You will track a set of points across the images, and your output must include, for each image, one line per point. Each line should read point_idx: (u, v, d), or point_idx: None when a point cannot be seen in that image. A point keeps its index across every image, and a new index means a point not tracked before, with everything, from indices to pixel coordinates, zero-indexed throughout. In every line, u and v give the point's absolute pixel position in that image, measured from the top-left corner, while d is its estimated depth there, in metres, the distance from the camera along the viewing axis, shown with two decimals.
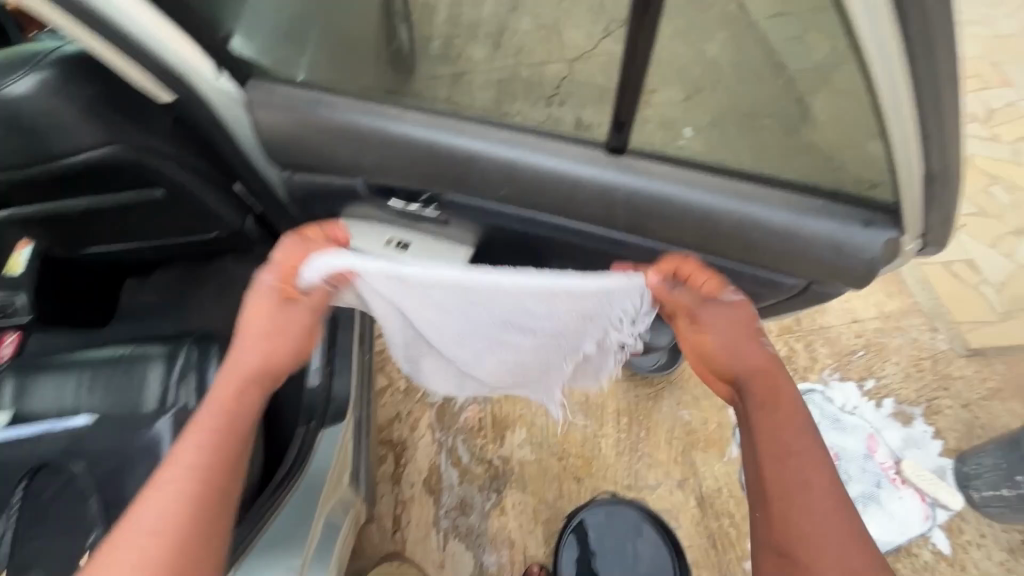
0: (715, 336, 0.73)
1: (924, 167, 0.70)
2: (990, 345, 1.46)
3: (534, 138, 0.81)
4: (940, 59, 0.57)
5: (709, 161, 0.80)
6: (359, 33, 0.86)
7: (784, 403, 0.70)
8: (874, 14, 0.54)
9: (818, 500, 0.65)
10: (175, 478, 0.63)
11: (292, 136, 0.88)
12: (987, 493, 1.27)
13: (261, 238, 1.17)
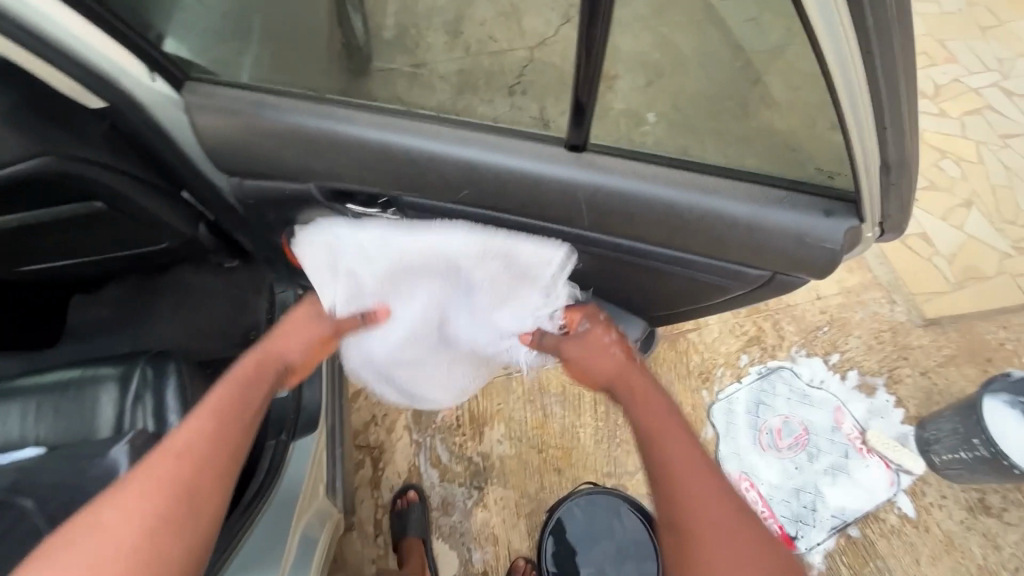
0: (583, 357, 0.93)
1: (883, 159, 0.65)
2: (944, 315, 1.53)
3: (494, 138, 0.76)
4: (901, 52, 0.52)
5: (669, 156, 0.75)
6: (304, 29, 0.83)
7: (648, 398, 0.87)
8: (834, 23, 0.50)
9: (694, 469, 0.76)
10: (206, 422, 0.74)
11: (239, 142, 0.83)
12: (946, 456, 1.29)
13: (215, 248, 1.16)
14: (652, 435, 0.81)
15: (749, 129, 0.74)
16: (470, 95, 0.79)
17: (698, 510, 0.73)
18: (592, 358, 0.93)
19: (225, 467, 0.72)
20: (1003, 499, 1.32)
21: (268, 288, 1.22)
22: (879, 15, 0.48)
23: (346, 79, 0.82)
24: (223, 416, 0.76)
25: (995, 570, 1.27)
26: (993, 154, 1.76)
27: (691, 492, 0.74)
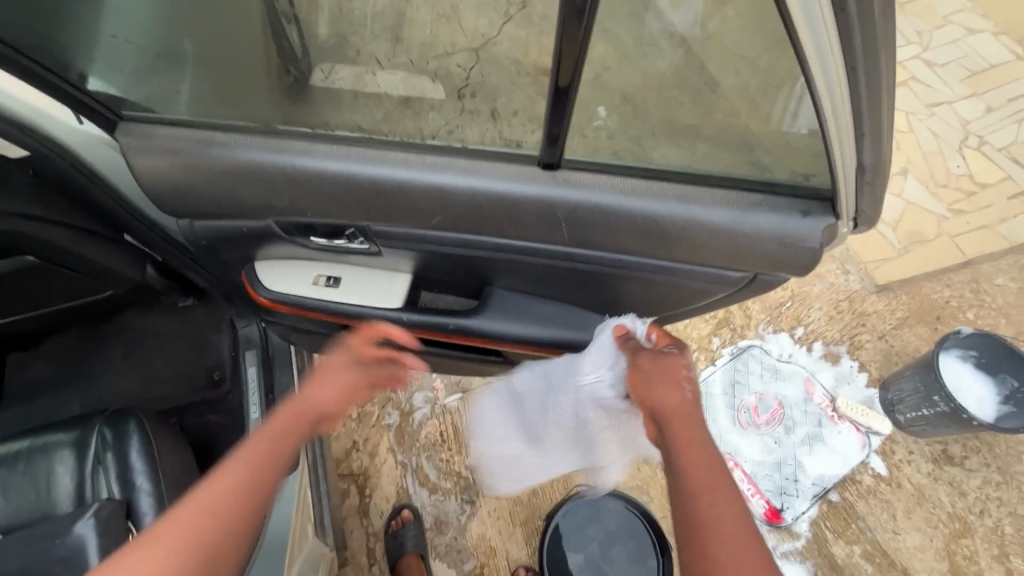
0: (648, 377, 0.78)
1: (858, 162, 0.65)
2: (894, 279, 1.61)
3: (466, 161, 0.74)
4: (882, 59, 0.51)
5: (644, 166, 0.74)
6: (236, 51, 0.75)
7: (700, 441, 0.71)
8: (815, 18, 0.48)
9: (731, 536, 0.64)
10: (209, 501, 0.60)
11: (188, 183, 0.78)
12: (910, 414, 1.37)
13: (167, 289, 1.11)
14: (693, 486, 0.68)
15: (722, 131, 0.73)
16: (431, 115, 0.76)
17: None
18: (648, 381, 0.78)
19: (236, 553, 0.60)
20: (963, 447, 1.40)
21: (228, 324, 1.16)
22: (861, 11, 0.47)
23: (300, 110, 0.77)
24: (231, 487, 0.62)
25: (964, 515, 1.34)
26: (922, 123, 1.86)
27: (722, 566, 0.62)
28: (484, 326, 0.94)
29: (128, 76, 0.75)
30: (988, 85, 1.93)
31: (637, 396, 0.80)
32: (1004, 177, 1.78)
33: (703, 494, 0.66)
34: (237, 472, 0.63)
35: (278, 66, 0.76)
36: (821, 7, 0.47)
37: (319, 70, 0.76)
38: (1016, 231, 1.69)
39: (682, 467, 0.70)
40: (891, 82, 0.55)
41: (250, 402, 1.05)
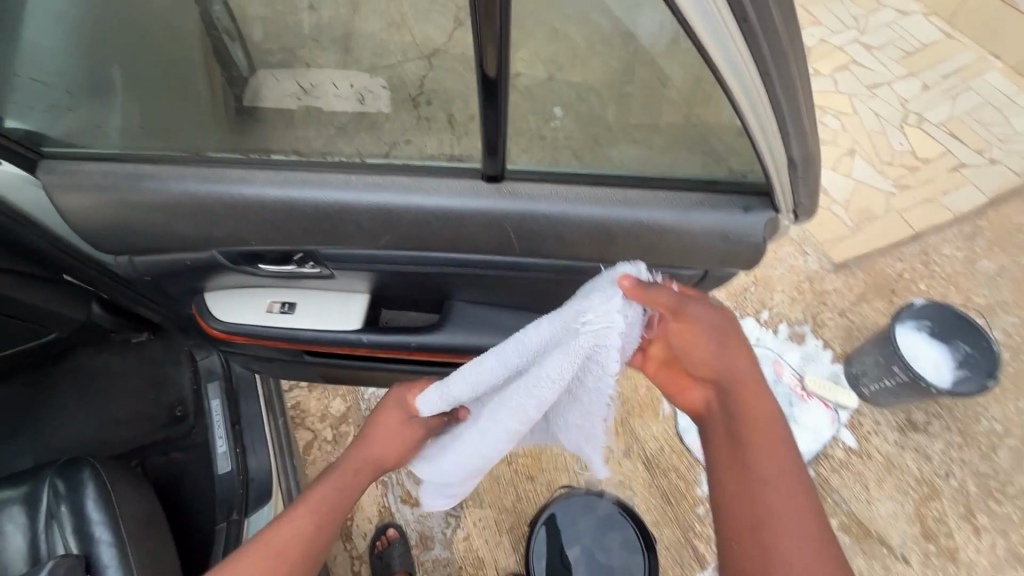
0: (709, 334, 0.70)
1: (788, 157, 0.66)
2: (849, 257, 1.67)
3: (409, 179, 0.73)
4: (791, 57, 0.53)
5: (587, 172, 0.75)
6: (177, 79, 0.74)
7: (771, 427, 0.67)
8: (716, 28, 0.49)
9: (800, 533, 0.62)
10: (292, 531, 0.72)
11: (124, 219, 0.76)
12: (874, 387, 1.41)
13: (116, 326, 1.06)
14: (756, 474, 0.65)
15: (665, 133, 0.73)
16: (389, 126, 0.74)
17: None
18: (704, 343, 0.69)
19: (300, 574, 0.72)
20: (925, 414, 1.46)
21: (188, 356, 1.12)
22: (761, 17, 0.47)
23: (249, 136, 0.75)
24: (314, 528, 0.74)
25: (932, 479, 1.39)
26: (864, 104, 1.94)
27: (785, 547, 0.61)
28: (449, 340, 0.93)
29: (45, 114, 0.72)
30: (923, 64, 2.02)
31: (693, 358, 0.71)
32: (945, 152, 1.86)
33: (766, 467, 0.65)
34: (308, 519, 0.74)
35: (223, 88, 0.74)
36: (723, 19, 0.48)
37: (260, 94, 0.74)
38: (958, 203, 1.77)
39: (752, 448, 0.66)
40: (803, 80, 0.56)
41: (215, 435, 1.03)
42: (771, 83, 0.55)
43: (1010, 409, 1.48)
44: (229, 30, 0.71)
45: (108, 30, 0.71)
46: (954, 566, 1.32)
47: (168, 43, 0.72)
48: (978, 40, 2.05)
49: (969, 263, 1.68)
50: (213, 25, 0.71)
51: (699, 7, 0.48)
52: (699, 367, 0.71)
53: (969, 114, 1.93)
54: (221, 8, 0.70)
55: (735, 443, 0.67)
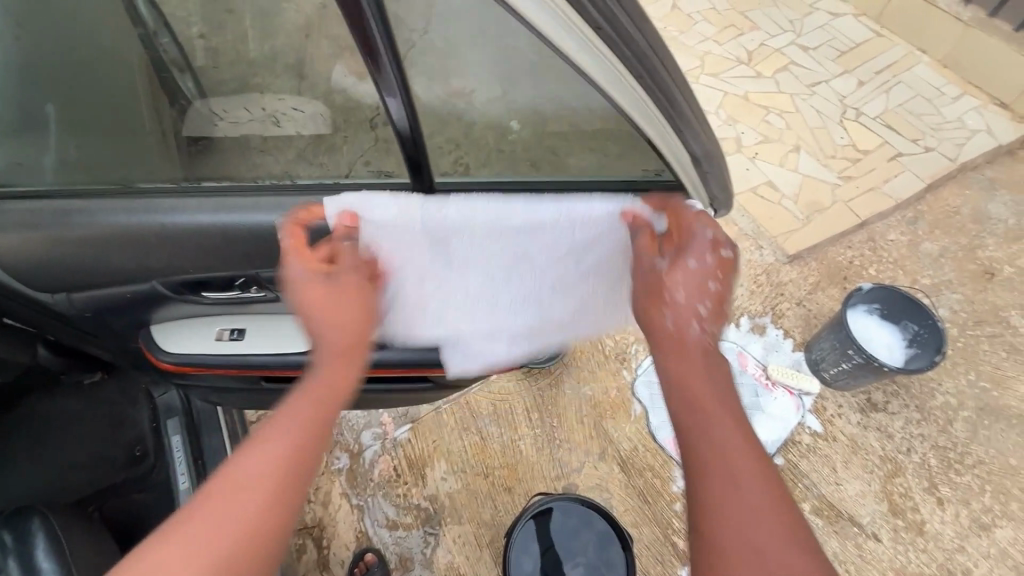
0: (673, 286, 0.74)
1: (690, 154, 0.69)
2: (803, 248, 1.73)
3: (342, 198, 0.74)
4: (662, 69, 0.59)
5: (512, 180, 0.77)
6: (118, 114, 0.75)
7: (699, 384, 0.70)
8: (586, 45, 0.54)
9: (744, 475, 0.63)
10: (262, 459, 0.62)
11: (62, 256, 0.75)
12: (834, 370, 1.46)
13: (65, 368, 1.01)
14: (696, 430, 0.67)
15: (590, 138, 0.74)
16: (346, 147, 0.75)
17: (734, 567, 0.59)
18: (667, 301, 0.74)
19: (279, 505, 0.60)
20: (884, 393, 1.51)
21: (145, 394, 1.09)
22: (613, 25, 0.53)
23: (206, 163, 0.76)
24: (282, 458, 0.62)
25: (895, 457, 1.44)
26: (806, 102, 2.03)
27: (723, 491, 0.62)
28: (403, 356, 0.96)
29: None
30: (856, 62, 2.13)
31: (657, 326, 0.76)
32: (883, 143, 1.96)
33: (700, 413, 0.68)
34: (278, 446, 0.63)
35: (173, 118, 0.75)
36: (580, 32, 0.53)
37: (211, 125, 0.75)
38: (899, 189, 1.86)
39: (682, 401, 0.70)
40: (676, 79, 0.62)
41: (176, 472, 1.03)
42: (648, 85, 0.59)
43: (962, 382, 1.55)
44: (177, 62, 0.71)
45: (49, 68, 0.72)
46: (922, 538, 1.36)
47: (115, 78, 0.73)
48: (905, 37, 2.18)
49: (914, 246, 1.76)
50: (161, 60, 0.71)
51: (570, 37, 0.53)
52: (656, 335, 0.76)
53: (902, 106, 2.03)
54: (169, 41, 0.70)
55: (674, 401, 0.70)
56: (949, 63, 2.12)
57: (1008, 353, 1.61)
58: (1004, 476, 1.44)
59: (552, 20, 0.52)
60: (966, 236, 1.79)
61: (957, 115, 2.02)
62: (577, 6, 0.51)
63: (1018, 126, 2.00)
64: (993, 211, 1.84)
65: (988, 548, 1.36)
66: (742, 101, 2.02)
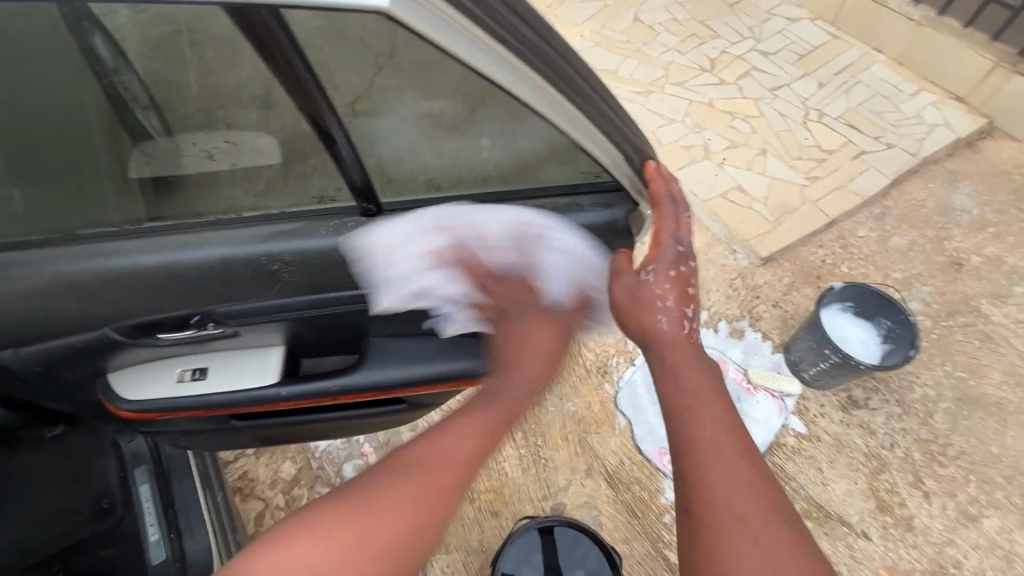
0: (631, 296, 0.80)
1: (622, 154, 0.74)
2: (775, 249, 1.75)
3: (300, 226, 0.77)
4: (574, 75, 0.66)
5: (462, 193, 0.80)
6: (77, 154, 0.71)
7: (689, 371, 0.75)
8: (501, 61, 0.58)
9: (729, 447, 0.67)
10: (466, 440, 0.78)
11: (14, 311, 0.74)
12: (813, 370, 1.47)
13: (22, 423, 0.95)
14: (684, 405, 0.72)
15: (538, 159, 0.77)
16: (315, 175, 0.76)
17: (737, 545, 0.62)
18: (649, 306, 0.79)
19: (465, 477, 0.76)
20: (865, 390, 1.52)
21: (112, 444, 1.02)
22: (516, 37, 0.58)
23: (171, 202, 0.76)
24: (467, 450, 0.77)
25: (879, 452, 1.45)
26: (770, 106, 2.07)
27: (706, 460, 0.67)
28: (372, 378, 0.91)
29: None
30: (816, 64, 2.18)
31: (635, 319, 0.80)
32: (846, 141, 2.00)
33: (688, 386, 0.74)
34: (479, 431, 0.80)
35: (132, 156, 0.74)
36: (493, 51, 0.57)
37: (176, 159, 0.75)
38: (865, 186, 1.89)
39: (666, 385, 0.75)
40: (589, 87, 0.68)
41: (147, 523, 1.00)
42: (565, 92, 0.64)
43: (939, 374, 1.57)
44: (141, 101, 0.71)
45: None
46: (912, 534, 1.36)
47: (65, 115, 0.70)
48: (860, 38, 2.24)
49: (884, 242, 1.79)
50: (121, 97, 0.70)
51: (481, 56, 0.57)
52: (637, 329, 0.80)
53: (863, 105, 2.08)
54: (133, 79, 0.69)
55: (672, 383, 0.75)
56: (904, 61, 2.18)
57: (982, 341, 1.63)
58: (986, 465, 1.45)
59: (460, 39, 0.56)
60: (934, 229, 1.83)
61: (915, 111, 2.07)
62: (476, 21, 0.55)
63: (975, 118, 2.05)
64: (956, 202, 1.89)
65: (977, 539, 1.36)
66: (708, 108, 2.05)
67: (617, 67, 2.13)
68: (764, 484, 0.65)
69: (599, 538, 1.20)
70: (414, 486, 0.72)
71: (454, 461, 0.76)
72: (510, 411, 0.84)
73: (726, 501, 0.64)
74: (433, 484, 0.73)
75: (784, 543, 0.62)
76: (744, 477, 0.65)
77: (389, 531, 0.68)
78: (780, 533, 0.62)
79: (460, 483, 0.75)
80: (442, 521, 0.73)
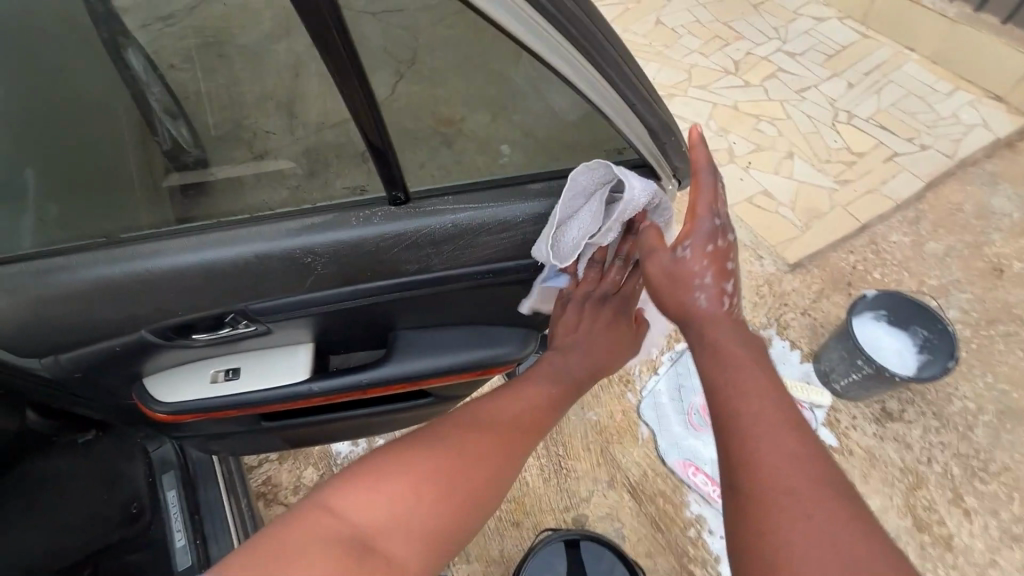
0: (663, 277, 0.74)
1: (649, 126, 0.72)
2: (803, 256, 1.70)
3: (351, 217, 0.75)
4: (608, 45, 0.62)
5: (488, 178, 0.77)
6: (112, 164, 0.73)
7: (729, 347, 0.69)
8: (534, 31, 0.57)
9: (779, 426, 0.61)
10: (497, 414, 0.82)
11: (53, 317, 0.75)
12: (844, 382, 1.42)
13: (56, 429, 0.98)
14: (727, 377, 0.66)
15: (564, 128, 0.75)
16: (338, 180, 0.75)
17: (782, 515, 0.56)
18: (685, 285, 0.73)
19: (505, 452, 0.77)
20: (899, 401, 1.47)
21: (142, 449, 1.04)
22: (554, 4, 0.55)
23: (202, 206, 0.76)
24: (504, 421, 0.81)
25: (915, 467, 1.39)
26: (797, 107, 2.02)
27: (753, 438, 0.60)
28: (400, 371, 0.92)
29: None
30: (845, 64, 2.12)
31: (670, 299, 0.74)
32: (877, 143, 1.94)
33: (730, 362, 0.67)
34: (520, 405, 0.85)
35: (162, 165, 0.75)
36: (524, 19, 0.55)
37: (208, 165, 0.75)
38: (898, 190, 1.83)
39: (706, 358, 0.70)
40: (622, 55, 0.65)
41: (174, 529, 1.02)
42: (598, 61, 0.62)
43: (980, 386, 1.50)
44: (169, 109, 0.72)
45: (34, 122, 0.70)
46: (952, 554, 1.30)
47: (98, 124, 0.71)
48: (891, 36, 2.18)
49: (919, 247, 1.73)
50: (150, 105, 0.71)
51: (516, 22, 0.55)
52: (671, 310, 0.75)
53: (895, 105, 2.02)
54: (162, 91, 0.70)
55: (714, 358, 0.69)
56: (939, 59, 2.11)
57: None
58: None
59: (496, 6, 0.54)
60: (972, 234, 1.75)
61: (951, 110, 2.00)
62: None
63: (1015, 117, 1.97)
64: (996, 206, 1.81)
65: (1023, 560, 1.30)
66: (732, 111, 2.01)
67: None
68: (822, 462, 0.58)
69: (622, 552, 1.18)
70: (453, 450, 0.72)
71: (490, 433, 0.77)
72: (564, 394, 0.91)
73: (770, 465, 0.58)
74: (473, 452, 0.73)
75: (839, 519, 0.55)
76: (795, 453, 0.59)
77: (434, 488, 0.68)
78: (833, 501, 0.56)
79: (501, 452, 0.76)
80: (487, 491, 0.72)
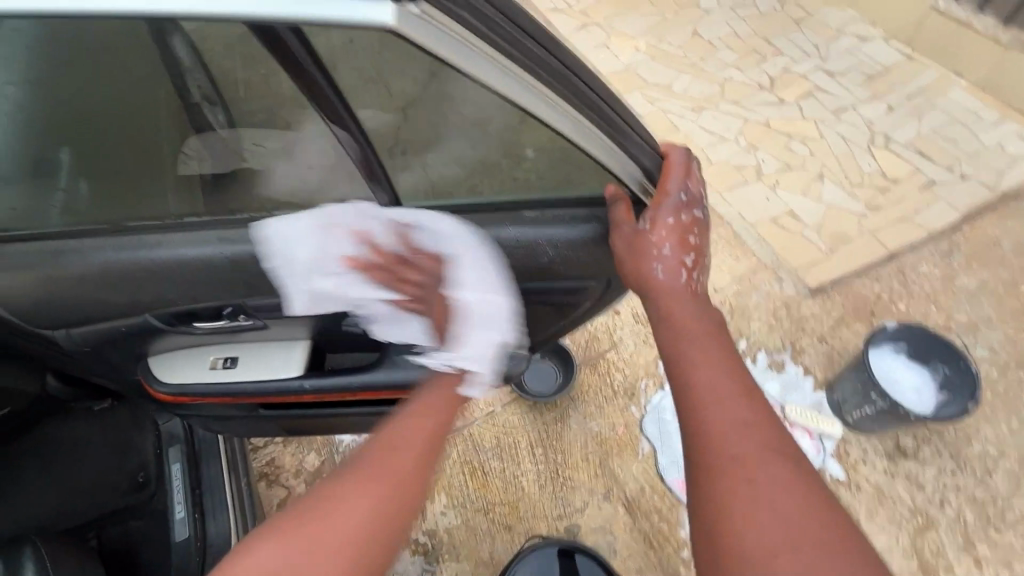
0: (627, 247, 0.79)
1: (641, 167, 0.75)
2: (826, 281, 1.65)
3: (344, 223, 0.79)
4: (582, 87, 0.64)
5: (490, 201, 0.81)
6: (147, 142, 0.75)
7: (684, 321, 0.78)
8: (505, 75, 0.57)
9: (731, 396, 0.68)
10: (395, 455, 0.70)
11: (72, 296, 0.80)
12: (856, 414, 1.38)
13: (73, 395, 1.06)
14: (684, 353, 0.75)
15: (571, 171, 0.75)
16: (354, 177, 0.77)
17: (730, 476, 0.63)
18: (647, 255, 0.78)
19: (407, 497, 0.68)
20: (914, 439, 1.42)
21: (151, 421, 1.11)
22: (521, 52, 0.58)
23: (223, 196, 0.78)
24: (405, 465, 0.69)
25: (926, 509, 1.34)
26: (831, 128, 1.97)
27: (707, 406, 0.68)
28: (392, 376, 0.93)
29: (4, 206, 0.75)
30: (886, 86, 2.06)
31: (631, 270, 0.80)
32: (914, 170, 1.87)
33: (685, 338, 0.76)
34: (420, 441, 0.73)
35: (194, 146, 0.76)
36: (509, 70, 0.57)
37: (245, 155, 0.76)
38: (931, 220, 1.76)
39: (667, 335, 0.79)
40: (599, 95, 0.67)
41: (175, 501, 1.05)
42: (572, 104, 0.63)
43: (1003, 430, 1.44)
44: (209, 97, 0.72)
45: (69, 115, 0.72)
46: None
47: (127, 113, 0.73)
48: (938, 59, 2.10)
49: (949, 280, 1.66)
50: (190, 92, 0.72)
51: (486, 71, 0.56)
52: (636, 279, 0.81)
53: (936, 131, 1.95)
54: (202, 76, 0.69)
55: (675, 334, 0.77)
56: (988, 86, 2.03)
57: None
58: None
59: (457, 52, 0.53)
60: (1008, 270, 1.68)
61: (997, 140, 1.92)
62: (470, 28, 0.53)
63: None
64: None
65: None
66: (763, 127, 1.98)
67: (670, 82, 2.08)
68: (768, 423, 0.66)
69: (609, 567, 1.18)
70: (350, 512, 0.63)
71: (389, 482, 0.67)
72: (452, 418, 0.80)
73: (721, 431, 0.66)
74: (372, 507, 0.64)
75: (783, 475, 0.62)
76: (747, 418, 0.66)
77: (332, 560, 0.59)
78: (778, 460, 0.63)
79: (400, 498, 0.66)
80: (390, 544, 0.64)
